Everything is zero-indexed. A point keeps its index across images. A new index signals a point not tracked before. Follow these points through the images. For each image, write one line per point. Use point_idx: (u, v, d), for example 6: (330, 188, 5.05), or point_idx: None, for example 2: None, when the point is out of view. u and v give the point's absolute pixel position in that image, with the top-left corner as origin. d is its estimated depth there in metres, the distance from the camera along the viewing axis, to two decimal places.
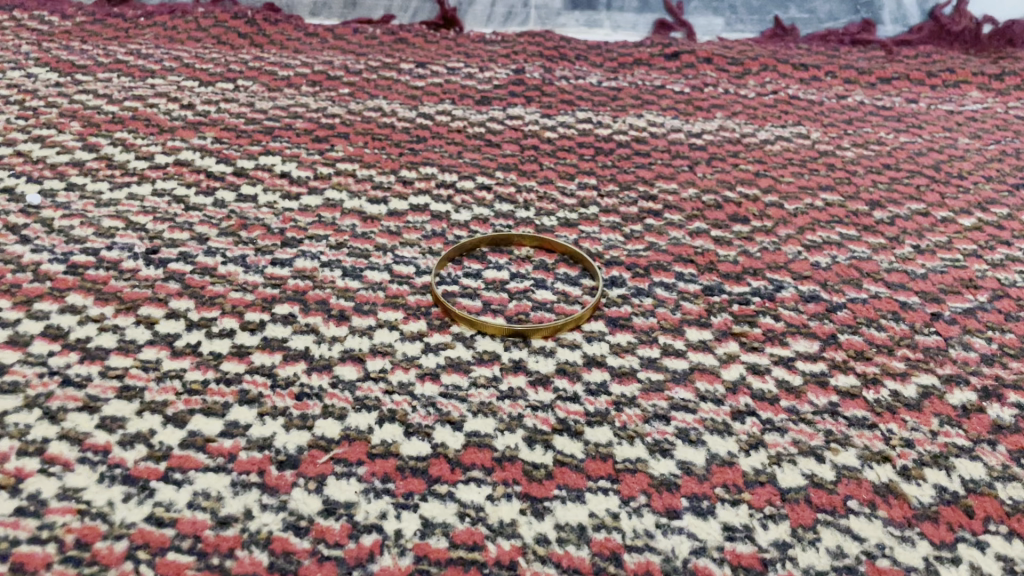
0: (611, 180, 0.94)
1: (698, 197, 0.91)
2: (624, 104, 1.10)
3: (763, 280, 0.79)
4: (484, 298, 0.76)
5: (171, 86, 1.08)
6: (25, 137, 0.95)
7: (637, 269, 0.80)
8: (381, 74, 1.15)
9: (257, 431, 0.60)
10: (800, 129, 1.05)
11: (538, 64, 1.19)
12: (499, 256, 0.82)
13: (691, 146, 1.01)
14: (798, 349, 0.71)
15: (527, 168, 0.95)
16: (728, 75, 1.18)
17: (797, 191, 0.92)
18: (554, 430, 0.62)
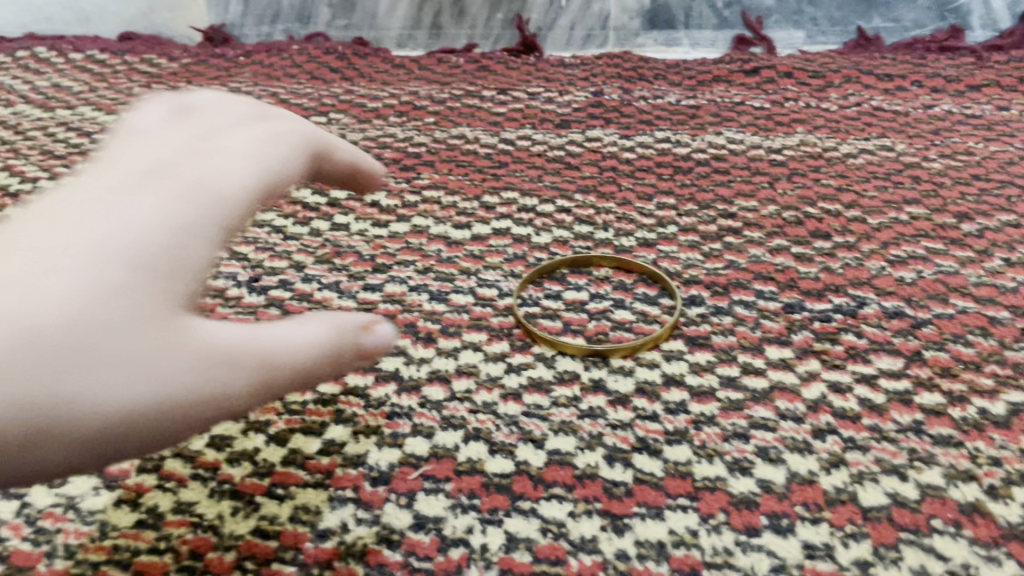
0: (690, 199, 0.95)
1: (779, 214, 0.92)
2: (704, 122, 1.11)
3: (845, 296, 0.79)
4: (564, 319, 0.78)
5: None
6: None
7: (716, 288, 0.81)
8: (464, 101, 1.19)
9: (352, 449, 0.64)
10: (884, 142, 1.04)
11: (617, 86, 1.21)
12: (578, 277, 0.84)
13: (771, 162, 1.01)
14: (881, 366, 0.70)
15: (607, 189, 0.98)
16: (810, 89, 1.17)
17: (880, 206, 0.92)
18: (633, 449, 0.63)
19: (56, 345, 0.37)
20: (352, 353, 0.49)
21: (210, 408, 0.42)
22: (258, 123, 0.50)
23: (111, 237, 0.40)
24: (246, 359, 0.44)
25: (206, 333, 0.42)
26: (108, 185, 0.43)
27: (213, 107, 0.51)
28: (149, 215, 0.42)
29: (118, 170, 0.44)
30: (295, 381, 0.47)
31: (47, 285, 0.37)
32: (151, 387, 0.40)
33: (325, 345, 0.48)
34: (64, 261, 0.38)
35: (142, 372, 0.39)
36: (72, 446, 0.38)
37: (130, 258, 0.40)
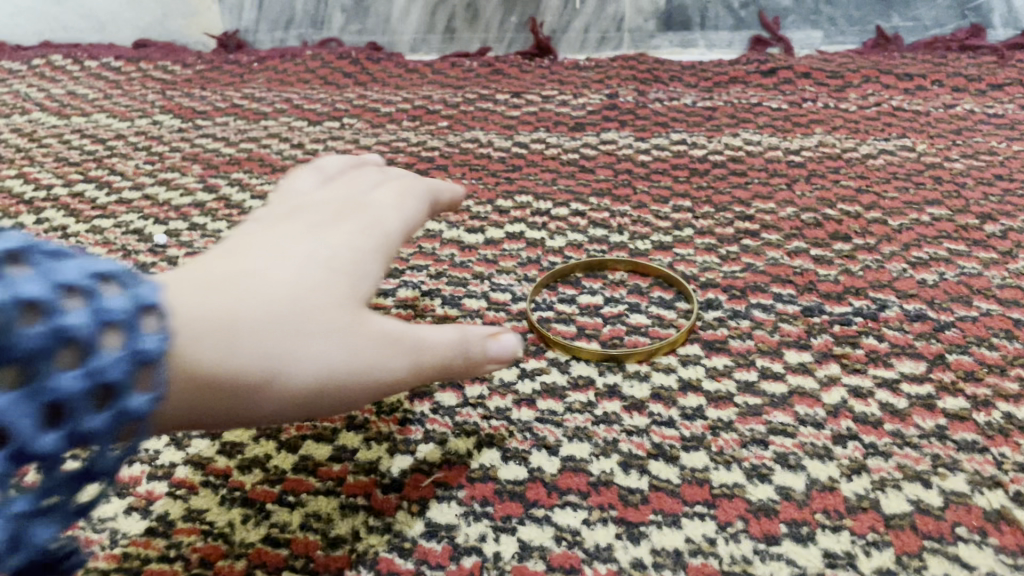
0: (706, 201, 0.94)
1: (797, 216, 0.90)
2: (720, 124, 1.10)
3: (865, 299, 0.77)
4: (579, 323, 0.77)
5: (282, 127, 1.15)
6: (153, 181, 1.03)
7: (733, 291, 0.80)
8: (478, 105, 1.19)
9: (363, 455, 0.63)
10: (904, 142, 1.02)
11: (631, 88, 1.20)
12: (592, 281, 0.83)
13: (789, 163, 1.00)
14: (903, 370, 0.69)
15: (621, 192, 0.97)
16: (828, 90, 1.16)
17: (901, 207, 0.90)
18: (649, 455, 0.62)
19: (289, 314, 0.45)
20: (484, 354, 0.56)
21: (379, 386, 0.49)
22: (392, 181, 0.61)
23: (314, 249, 0.50)
24: (410, 348, 0.51)
25: (382, 321, 0.49)
26: (300, 219, 0.53)
27: (357, 174, 0.62)
28: (336, 238, 0.51)
29: (305, 211, 0.54)
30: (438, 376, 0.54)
31: (278, 273, 0.46)
32: (346, 355, 0.47)
33: (468, 353, 0.55)
34: (285, 260, 0.47)
35: (341, 343, 0.46)
36: (286, 395, 0.45)
37: (332, 263, 0.49)
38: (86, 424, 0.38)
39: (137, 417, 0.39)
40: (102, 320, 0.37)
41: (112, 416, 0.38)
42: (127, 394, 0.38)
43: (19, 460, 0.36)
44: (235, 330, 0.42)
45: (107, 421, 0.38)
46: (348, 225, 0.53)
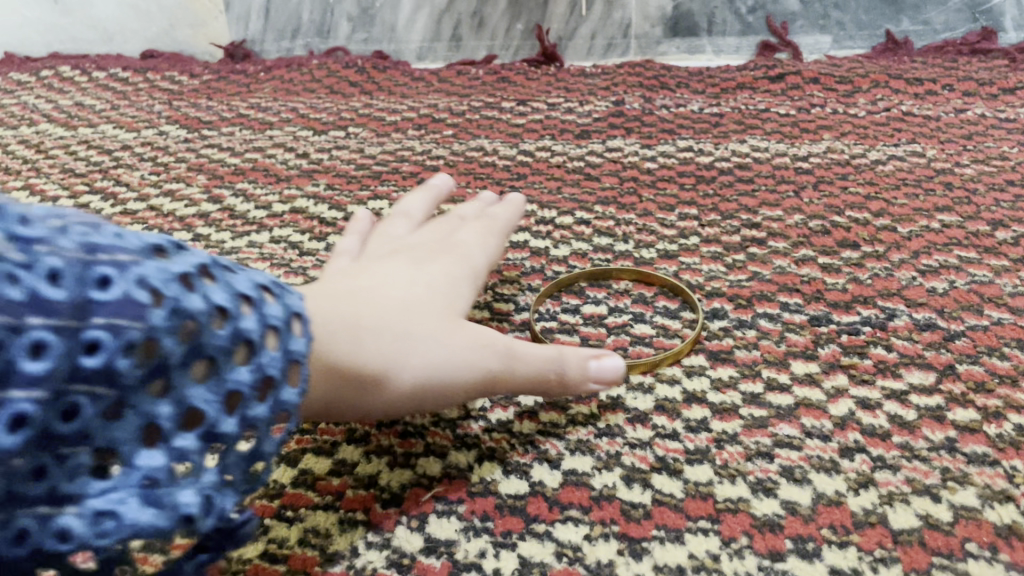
0: (712, 209, 0.93)
1: (805, 223, 0.89)
2: (727, 130, 1.09)
3: (874, 308, 0.76)
4: (582, 333, 0.76)
5: (288, 136, 1.15)
6: (158, 192, 1.03)
7: (739, 300, 0.79)
8: (484, 113, 1.18)
9: (363, 469, 0.63)
10: (914, 147, 1.01)
11: (638, 95, 1.20)
12: (597, 290, 0.82)
13: (797, 170, 0.99)
14: (912, 381, 0.68)
15: (627, 200, 0.96)
16: (837, 95, 1.15)
17: (911, 213, 0.89)
18: (652, 469, 0.61)
19: (395, 328, 0.59)
20: (576, 370, 0.63)
21: (467, 388, 0.61)
22: (471, 239, 0.77)
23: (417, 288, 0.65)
24: (499, 359, 0.62)
25: (472, 335, 0.62)
26: (397, 265, 0.69)
27: (448, 234, 0.78)
28: (426, 281, 0.67)
29: (400, 260, 0.70)
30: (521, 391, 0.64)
31: (388, 302, 0.61)
32: (442, 361, 0.59)
33: (563, 373, 0.63)
34: (389, 294, 0.63)
35: (438, 351, 0.60)
36: (397, 389, 0.58)
37: (425, 297, 0.64)
38: (258, 412, 0.44)
39: (288, 407, 0.46)
40: (269, 323, 0.45)
41: (274, 406, 0.45)
42: (286, 386, 0.45)
43: (209, 441, 0.42)
44: (360, 335, 0.56)
45: (270, 410, 0.44)
46: (433, 271, 0.69)
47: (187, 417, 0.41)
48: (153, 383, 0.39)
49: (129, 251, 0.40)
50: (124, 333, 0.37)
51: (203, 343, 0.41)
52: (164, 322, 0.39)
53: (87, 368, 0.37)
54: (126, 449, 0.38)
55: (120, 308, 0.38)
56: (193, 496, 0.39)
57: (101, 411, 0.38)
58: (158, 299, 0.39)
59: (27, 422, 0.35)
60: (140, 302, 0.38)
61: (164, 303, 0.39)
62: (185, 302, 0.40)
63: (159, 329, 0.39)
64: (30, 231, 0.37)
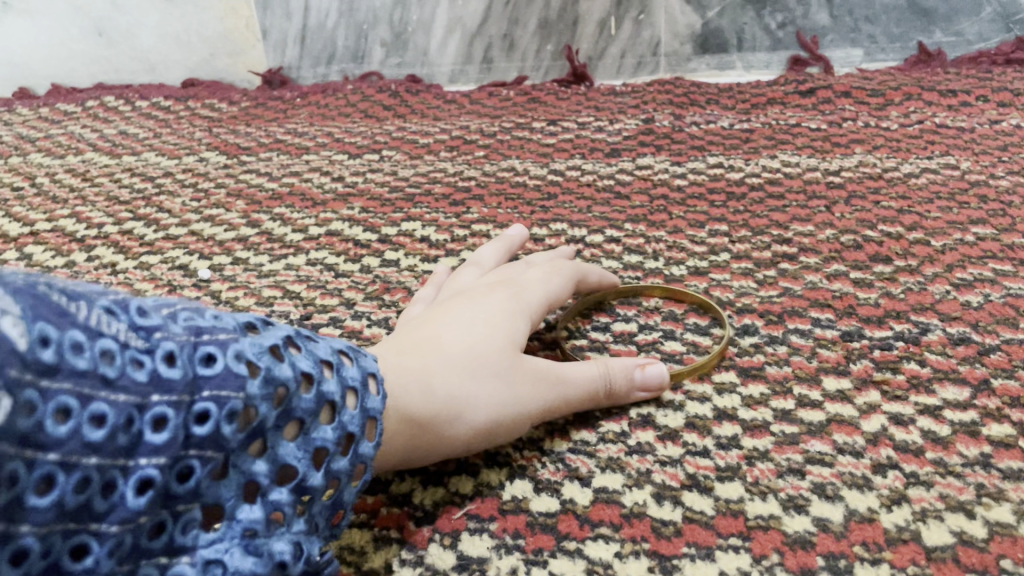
0: (743, 225, 0.93)
1: (837, 238, 0.89)
2: (757, 146, 1.09)
3: (907, 323, 0.75)
4: (613, 351, 0.77)
5: (323, 160, 1.18)
6: (198, 217, 1.06)
7: (770, 316, 0.79)
8: (515, 134, 1.20)
9: (397, 487, 0.64)
10: (948, 160, 1.00)
11: (667, 112, 1.20)
12: (627, 308, 0.83)
13: (828, 184, 0.99)
14: (946, 397, 0.67)
15: (656, 218, 0.97)
16: (869, 108, 1.14)
17: (944, 226, 0.88)
18: (683, 486, 0.62)
19: (462, 364, 0.61)
20: (623, 375, 0.68)
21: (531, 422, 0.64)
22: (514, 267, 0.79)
23: (476, 316, 0.67)
24: (559, 393, 0.65)
25: (534, 373, 0.64)
26: (449, 303, 0.70)
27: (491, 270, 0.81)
28: (482, 311, 0.68)
29: (450, 298, 0.72)
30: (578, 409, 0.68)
31: (452, 346, 0.62)
32: (510, 408, 0.62)
33: (613, 386, 0.67)
34: (449, 334, 0.64)
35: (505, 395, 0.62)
36: (469, 430, 0.61)
37: (488, 333, 0.65)
38: (340, 465, 0.48)
39: (366, 458, 0.50)
40: (348, 385, 0.49)
41: (353, 459, 0.49)
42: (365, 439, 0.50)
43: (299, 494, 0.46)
44: (431, 380, 0.59)
45: (350, 462, 0.49)
46: (495, 305, 0.69)
47: (280, 474, 0.45)
48: (251, 444, 0.44)
49: (227, 331, 0.44)
50: (230, 403, 0.42)
51: (291, 407, 0.45)
52: (261, 391, 0.43)
53: (199, 437, 0.40)
54: (229, 505, 0.43)
55: (224, 381, 0.42)
56: (288, 545, 0.44)
57: (208, 472, 0.42)
58: (254, 371, 0.44)
59: (150, 487, 0.39)
60: (240, 374, 0.43)
61: (260, 374, 0.44)
62: (278, 371, 0.45)
63: (254, 398, 0.43)
64: (146, 317, 0.41)
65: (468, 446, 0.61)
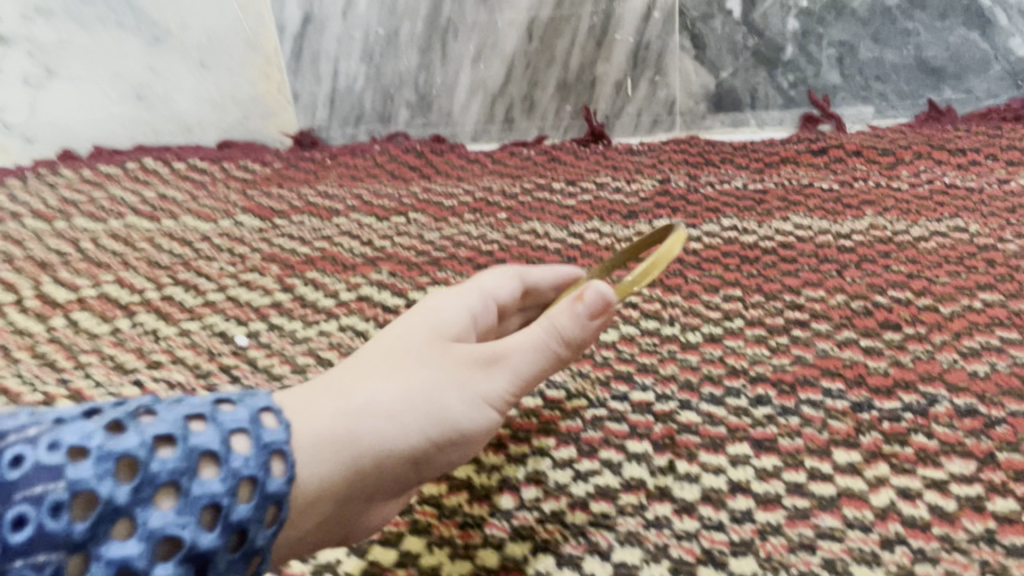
0: (756, 290, 0.97)
1: (847, 303, 0.92)
2: (771, 207, 1.13)
3: (915, 393, 0.78)
4: (631, 421, 0.80)
5: (352, 224, 1.23)
6: (235, 282, 1.11)
7: (783, 386, 0.82)
8: (536, 195, 1.25)
9: (427, 560, 0.67)
10: (957, 222, 1.03)
11: (683, 173, 1.24)
12: (644, 376, 0.85)
13: (840, 248, 1.02)
14: (952, 470, 0.70)
15: (672, 282, 1.00)
16: (880, 167, 1.17)
17: (952, 292, 0.91)
18: (699, 560, 0.65)
19: (387, 369, 0.62)
20: (565, 319, 0.67)
21: (484, 405, 0.65)
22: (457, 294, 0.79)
23: (398, 327, 0.68)
24: (501, 370, 0.66)
25: (467, 359, 0.65)
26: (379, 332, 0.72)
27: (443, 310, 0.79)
28: (406, 320, 0.69)
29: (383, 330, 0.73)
30: (542, 377, 0.69)
31: (376, 356, 0.64)
32: (457, 392, 0.63)
33: (561, 334, 0.67)
34: (372, 351, 0.65)
35: (447, 382, 0.64)
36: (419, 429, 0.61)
37: (407, 338, 0.66)
38: (233, 517, 0.47)
39: (266, 501, 0.49)
40: (223, 432, 0.49)
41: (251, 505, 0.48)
42: (265, 478, 0.50)
43: (185, 558, 0.45)
44: (357, 391, 0.60)
45: (244, 510, 0.48)
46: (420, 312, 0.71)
47: (159, 544, 0.44)
48: (107, 527, 0.43)
49: (48, 428, 0.45)
50: (51, 495, 0.42)
51: (150, 473, 0.45)
52: (90, 474, 0.43)
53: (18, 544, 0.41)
54: None
55: (37, 479, 0.42)
56: None
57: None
58: (80, 458, 0.44)
59: None
60: (57, 467, 0.43)
61: (90, 455, 0.44)
62: (115, 446, 0.45)
63: (83, 482, 0.43)
64: None
65: (433, 443, 0.62)
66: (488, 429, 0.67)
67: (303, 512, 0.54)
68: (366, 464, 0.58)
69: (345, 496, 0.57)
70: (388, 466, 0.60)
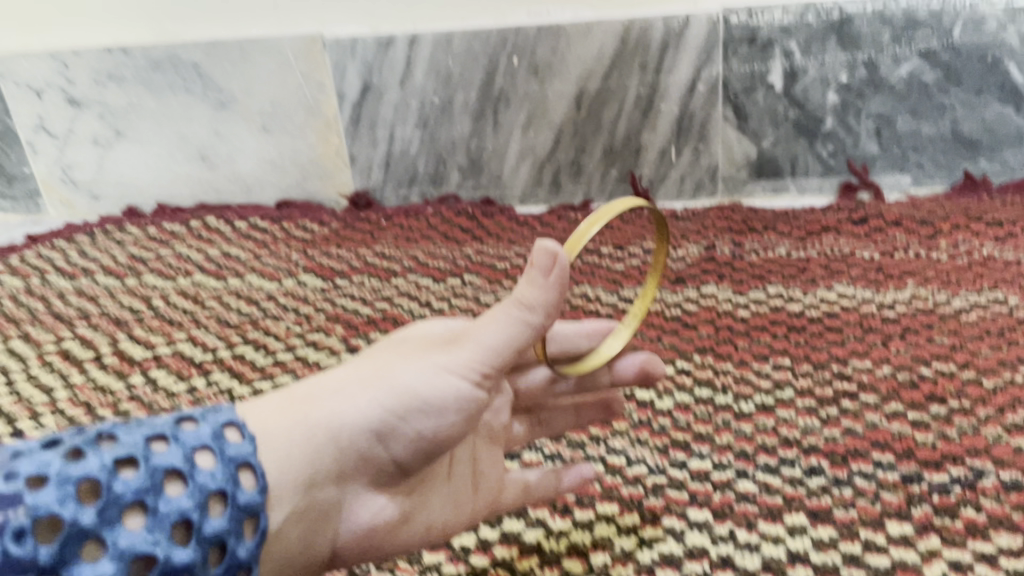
0: (804, 359, 1.01)
1: (893, 375, 0.96)
2: (814, 276, 1.18)
3: (963, 467, 0.82)
4: (690, 489, 0.84)
5: (411, 285, 1.29)
6: (302, 342, 1.18)
7: (835, 457, 0.86)
8: (585, 259, 1.30)
9: None
10: (997, 295, 1.07)
11: (728, 240, 1.30)
12: (701, 444, 0.90)
13: (884, 318, 1.06)
14: (1001, 544, 0.74)
15: (723, 350, 1.05)
16: (919, 238, 1.22)
17: (995, 365, 0.95)
18: None
19: (357, 370, 0.72)
20: (524, 287, 0.66)
21: (444, 382, 0.68)
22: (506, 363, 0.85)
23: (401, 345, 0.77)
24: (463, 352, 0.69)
25: (428, 351, 0.71)
26: None
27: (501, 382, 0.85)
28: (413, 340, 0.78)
29: None
30: (518, 345, 0.68)
31: (377, 353, 0.75)
32: (412, 370, 0.69)
33: (522, 301, 0.67)
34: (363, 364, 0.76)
35: (413, 363, 0.70)
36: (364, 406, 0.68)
37: (390, 348, 0.75)
38: (201, 524, 0.55)
39: (232, 507, 0.57)
40: (180, 450, 0.57)
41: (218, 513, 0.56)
42: (234, 491, 0.58)
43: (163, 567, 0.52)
44: (320, 388, 0.70)
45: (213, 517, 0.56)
46: (430, 326, 0.80)
47: (131, 561, 0.51)
48: (79, 548, 0.50)
49: (15, 465, 0.52)
50: (17, 521, 0.48)
51: (113, 495, 0.52)
52: (52, 498, 0.50)
53: None
54: None
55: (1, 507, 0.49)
56: None
57: None
58: (42, 485, 0.51)
59: None
60: (20, 496, 0.50)
61: (51, 482, 0.51)
62: (76, 471, 0.52)
63: (47, 506, 0.50)
64: None
65: (391, 416, 0.68)
66: (465, 401, 0.68)
67: (273, 488, 0.62)
68: (325, 443, 0.66)
69: (313, 472, 0.66)
70: (347, 443, 0.67)
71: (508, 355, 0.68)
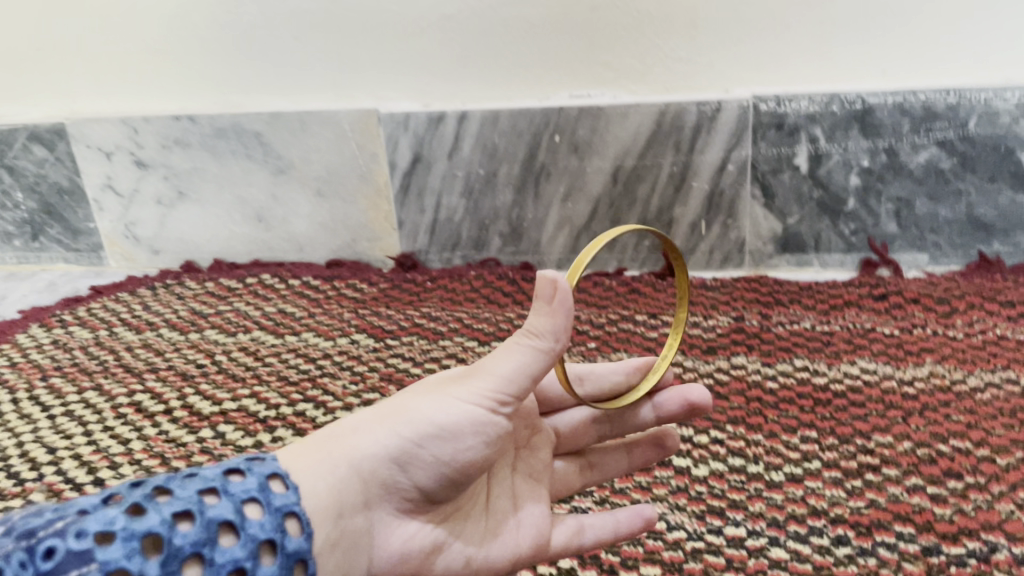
0: (830, 432, 1.09)
1: (913, 450, 1.04)
2: (838, 350, 1.26)
3: (978, 540, 0.90)
4: (727, 554, 0.92)
5: (458, 346, 1.38)
6: (359, 400, 1.26)
7: (860, 527, 0.93)
8: (621, 326, 1.39)
9: None
10: (1010, 374, 1.16)
11: (756, 311, 1.38)
12: (736, 512, 0.98)
13: (904, 394, 1.14)
14: None
15: (754, 420, 1.13)
16: (936, 316, 1.31)
17: (1008, 443, 1.03)
18: None
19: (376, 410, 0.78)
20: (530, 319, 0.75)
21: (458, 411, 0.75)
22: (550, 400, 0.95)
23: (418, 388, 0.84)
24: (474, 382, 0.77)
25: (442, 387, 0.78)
26: None
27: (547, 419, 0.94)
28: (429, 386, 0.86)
29: None
30: (529, 372, 0.75)
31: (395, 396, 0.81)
32: (430, 403, 0.76)
33: (529, 331, 0.75)
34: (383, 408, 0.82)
35: (428, 396, 0.77)
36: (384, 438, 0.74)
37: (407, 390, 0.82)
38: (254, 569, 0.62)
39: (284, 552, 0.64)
40: (233, 502, 0.64)
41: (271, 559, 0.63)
42: (282, 539, 0.65)
43: None
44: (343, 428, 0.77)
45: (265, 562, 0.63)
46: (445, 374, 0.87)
47: None
48: None
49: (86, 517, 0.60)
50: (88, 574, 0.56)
51: (174, 548, 0.60)
52: (120, 553, 0.58)
53: None
54: None
55: (74, 562, 0.56)
56: None
57: None
58: (110, 540, 0.58)
59: None
60: (90, 550, 0.57)
61: (117, 538, 0.58)
62: (140, 526, 0.59)
63: (118, 560, 0.57)
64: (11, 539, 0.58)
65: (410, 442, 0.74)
66: (479, 426, 0.75)
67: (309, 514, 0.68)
68: (350, 473, 0.72)
69: (344, 501, 0.71)
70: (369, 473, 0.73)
71: (520, 381, 0.75)
